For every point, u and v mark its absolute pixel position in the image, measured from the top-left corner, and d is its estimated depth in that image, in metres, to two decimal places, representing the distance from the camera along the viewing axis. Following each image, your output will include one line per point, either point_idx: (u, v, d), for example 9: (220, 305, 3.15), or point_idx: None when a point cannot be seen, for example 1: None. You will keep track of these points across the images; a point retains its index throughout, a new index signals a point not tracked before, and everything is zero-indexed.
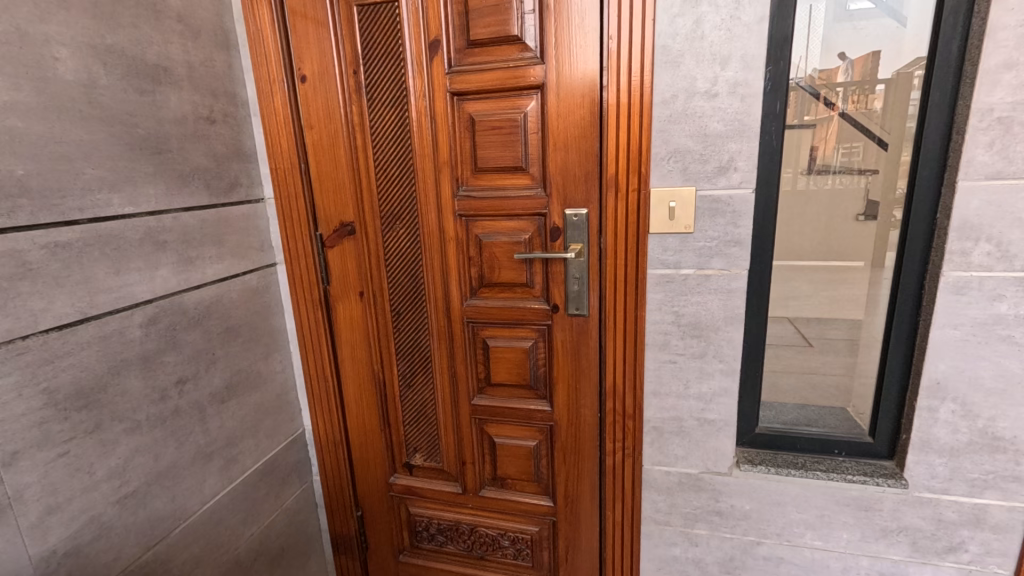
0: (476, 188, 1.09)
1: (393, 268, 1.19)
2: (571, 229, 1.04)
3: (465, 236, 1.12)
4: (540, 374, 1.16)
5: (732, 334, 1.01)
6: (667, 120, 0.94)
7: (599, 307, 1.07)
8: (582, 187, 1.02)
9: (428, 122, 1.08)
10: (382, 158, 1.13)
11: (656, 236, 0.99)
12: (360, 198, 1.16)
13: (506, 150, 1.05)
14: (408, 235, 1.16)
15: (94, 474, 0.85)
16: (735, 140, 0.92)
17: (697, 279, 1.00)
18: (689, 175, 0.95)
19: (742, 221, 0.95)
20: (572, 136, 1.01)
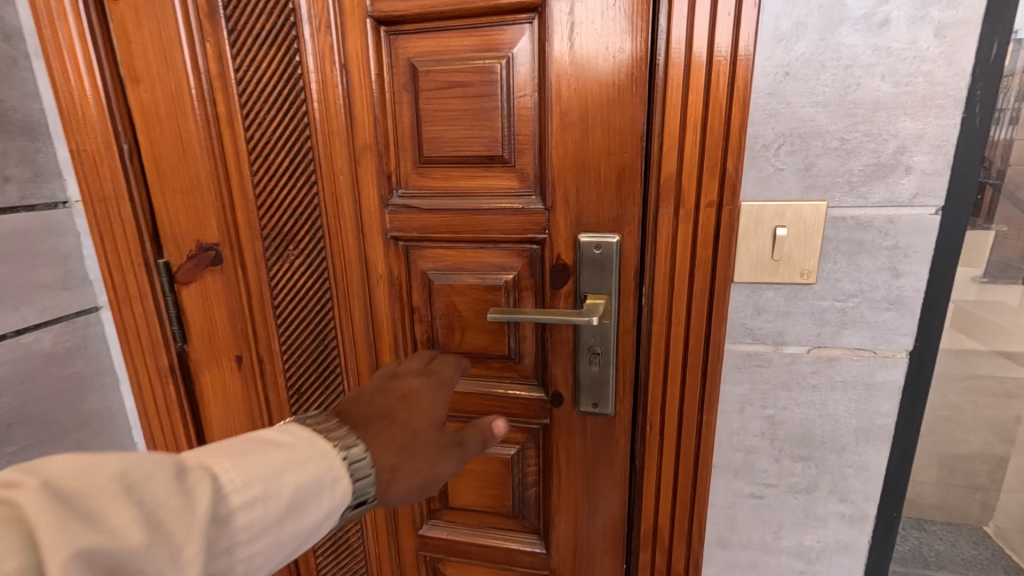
0: (424, 193, 0.63)
1: (288, 321, 0.72)
2: (588, 271, 0.60)
3: (405, 274, 0.66)
4: (527, 498, 0.72)
5: (864, 458, 0.58)
6: (782, 73, 0.49)
7: (633, 400, 0.63)
8: (610, 195, 0.58)
9: (337, 73, 0.60)
10: (260, 136, 0.65)
11: (743, 286, 0.55)
12: (228, 205, 0.69)
13: (472, 126, 0.59)
14: (309, 270, 0.69)
15: None
16: (912, 113, 0.48)
17: (814, 364, 0.56)
18: (814, 178, 0.51)
19: (909, 265, 0.52)
20: (595, 104, 0.56)
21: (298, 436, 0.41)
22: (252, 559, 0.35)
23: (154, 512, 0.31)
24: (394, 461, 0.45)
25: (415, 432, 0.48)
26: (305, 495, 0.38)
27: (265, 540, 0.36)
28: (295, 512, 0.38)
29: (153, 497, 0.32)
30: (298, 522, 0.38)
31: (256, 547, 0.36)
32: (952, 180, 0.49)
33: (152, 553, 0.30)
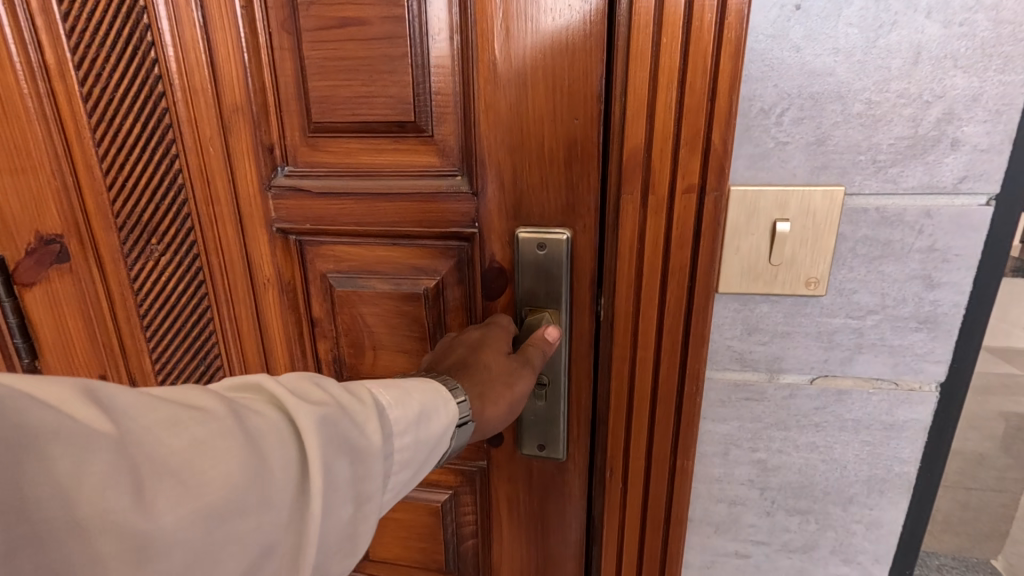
0: (320, 171, 0.50)
1: (158, 332, 0.60)
2: (529, 276, 0.47)
3: (301, 275, 0.54)
4: (465, 551, 0.59)
5: (876, 512, 0.46)
6: (791, 7, 0.36)
7: (589, 440, 0.51)
8: (562, 179, 0.44)
9: (193, 10, 0.47)
10: (102, 94, 0.51)
11: (729, 298, 0.42)
12: (73, 186, 0.55)
13: (375, 82, 0.45)
14: (178, 269, 0.57)
15: None
16: (966, 66, 0.35)
17: (819, 398, 0.44)
18: (828, 156, 0.38)
19: (947, 274, 0.39)
20: (531, 53, 0.42)
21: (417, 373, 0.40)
22: (414, 450, 0.33)
23: (340, 397, 0.31)
24: (480, 390, 0.40)
25: (490, 360, 0.42)
26: (430, 408, 0.35)
27: (416, 439, 0.33)
28: (431, 415, 0.35)
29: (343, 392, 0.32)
30: (437, 426, 0.35)
31: (407, 442, 0.33)
32: (1013, 158, 0.36)
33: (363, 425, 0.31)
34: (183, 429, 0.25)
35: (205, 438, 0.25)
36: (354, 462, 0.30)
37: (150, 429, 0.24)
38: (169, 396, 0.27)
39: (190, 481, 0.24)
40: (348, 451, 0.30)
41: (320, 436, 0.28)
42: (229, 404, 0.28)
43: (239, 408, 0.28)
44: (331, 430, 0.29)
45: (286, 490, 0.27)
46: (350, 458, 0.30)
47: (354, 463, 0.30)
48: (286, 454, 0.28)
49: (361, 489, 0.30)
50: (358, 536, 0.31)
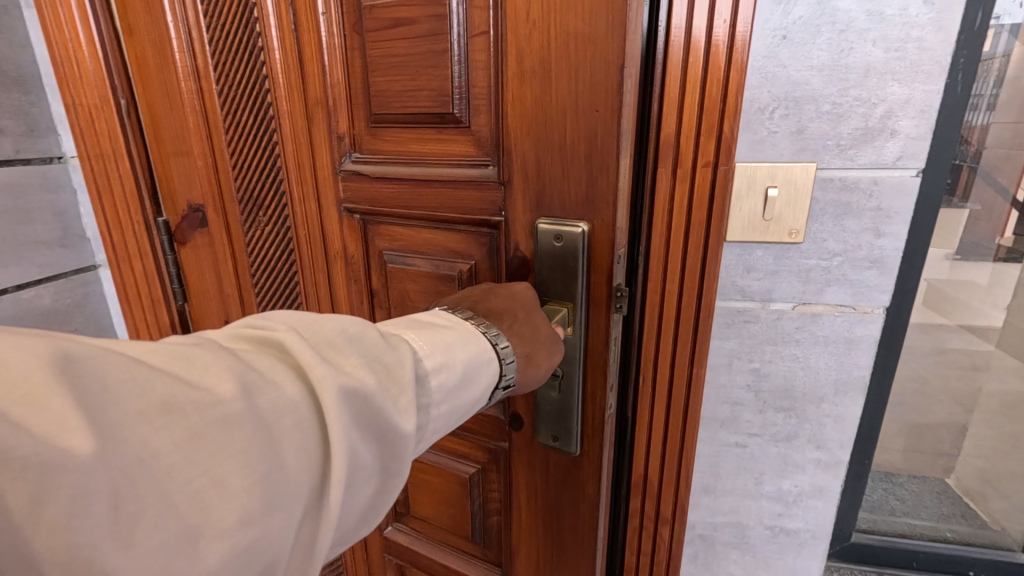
0: (378, 157, 0.61)
1: (266, 288, 0.73)
2: (549, 260, 0.54)
3: (362, 251, 0.66)
4: (489, 519, 0.73)
5: (842, 408, 0.62)
6: (779, 37, 0.51)
7: (594, 430, 0.59)
8: (580, 173, 0.50)
9: (288, 19, 0.59)
10: (227, 90, 0.65)
11: (735, 245, 0.58)
12: (211, 168, 0.69)
13: (420, 77, 0.55)
14: (277, 238, 0.70)
15: None
16: (900, 79, 0.50)
17: (798, 320, 0.60)
18: (806, 141, 0.53)
19: (890, 226, 0.55)
20: (556, 56, 0.48)
21: (450, 320, 0.45)
22: (439, 416, 0.39)
23: (366, 370, 0.34)
24: (528, 353, 0.47)
25: (539, 325, 0.49)
26: (464, 376, 0.41)
27: (448, 407, 0.40)
28: (469, 381, 0.42)
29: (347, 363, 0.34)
30: (474, 390, 0.42)
31: (443, 411, 0.40)
32: (933, 145, 0.53)
33: (381, 396, 0.34)
34: (182, 418, 0.26)
35: (205, 431, 0.27)
36: (383, 436, 0.34)
37: (147, 426, 0.25)
38: (173, 368, 0.28)
39: (205, 475, 0.26)
40: (373, 426, 0.34)
41: (336, 412, 0.31)
42: (238, 383, 0.29)
43: (248, 387, 0.29)
44: (358, 407, 0.33)
45: (303, 469, 0.31)
46: (381, 431, 0.34)
47: (379, 437, 0.34)
48: (307, 431, 0.31)
49: (383, 458, 0.35)
50: (381, 496, 0.36)
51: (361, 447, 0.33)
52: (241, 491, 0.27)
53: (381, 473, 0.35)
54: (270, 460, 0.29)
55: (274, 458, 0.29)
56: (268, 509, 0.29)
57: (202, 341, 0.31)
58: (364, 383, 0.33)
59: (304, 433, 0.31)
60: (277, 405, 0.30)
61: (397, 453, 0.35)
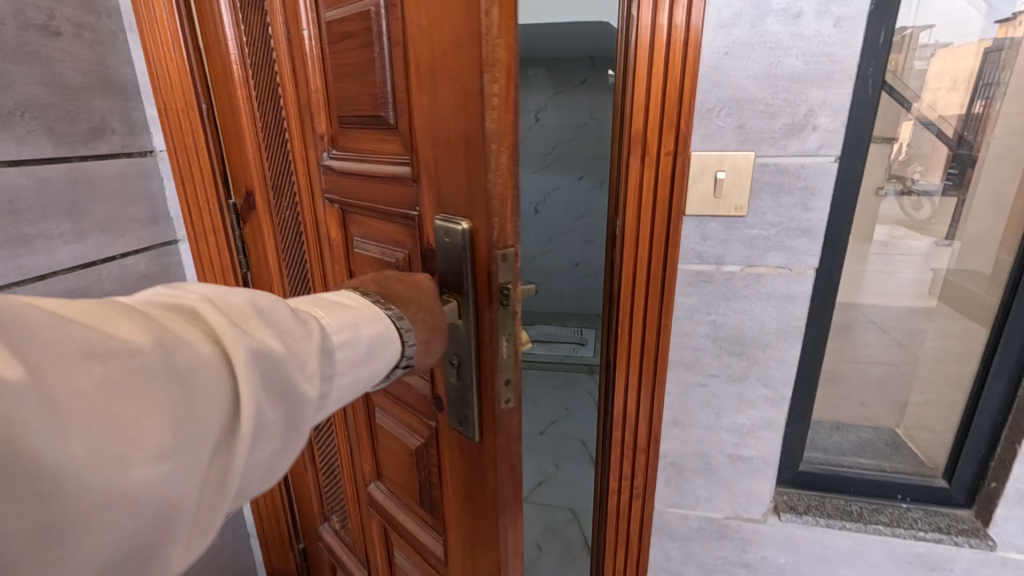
0: (345, 156, 0.64)
1: (293, 264, 0.87)
2: (442, 260, 0.50)
3: (342, 237, 0.71)
4: (434, 498, 0.68)
5: (784, 352, 0.76)
6: (723, 53, 0.65)
7: (493, 426, 0.52)
8: (462, 176, 0.46)
9: (286, 36, 0.66)
10: (264, 99, 0.77)
11: (693, 219, 0.72)
12: (259, 162, 0.83)
13: (364, 82, 0.56)
14: (293, 222, 0.82)
15: None
16: (819, 84, 0.64)
17: (745, 279, 0.74)
18: (747, 134, 0.67)
19: (816, 202, 0.69)
20: (437, 51, 0.44)
21: (357, 302, 0.46)
22: (343, 388, 0.41)
23: (275, 335, 0.35)
24: (427, 337, 0.48)
25: (437, 317, 0.48)
26: (365, 354, 0.43)
27: (355, 376, 0.42)
28: (371, 356, 0.44)
29: (258, 329, 0.34)
30: (374, 365, 0.44)
31: (344, 383, 0.41)
32: (849, 139, 0.67)
33: (290, 361, 0.35)
34: (101, 362, 0.26)
35: (123, 375, 0.27)
36: (289, 398, 0.35)
37: (68, 367, 0.25)
38: (90, 319, 0.28)
39: (120, 418, 0.26)
40: (279, 386, 0.35)
41: (247, 369, 0.32)
42: (156, 336, 0.29)
43: (166, 340, 0.29)
44: (267, 363, 0.34)
45: (215, 422, 0.30)
46: (289, 390, 0.35)
47: (284, 397, 0.35)
48: (222, 385, 0.31)
49: (288, 420, 0.35)
50: (281, 461, 0.36)
51: (269, 405, 0.34)
52: (156, 432, 0.27)
53: (286, 432, 0.36)
54: (185, 404, 0.29)
55: (191, 407, 0.29)
56: (186, 447, 0.29)
57: (111, 301, 0.30)
58: (274, 343, 0.34)
59: (218, 387, 0.31)
60: (194, 359, 0.30)
61: (301, 413, 0.36)
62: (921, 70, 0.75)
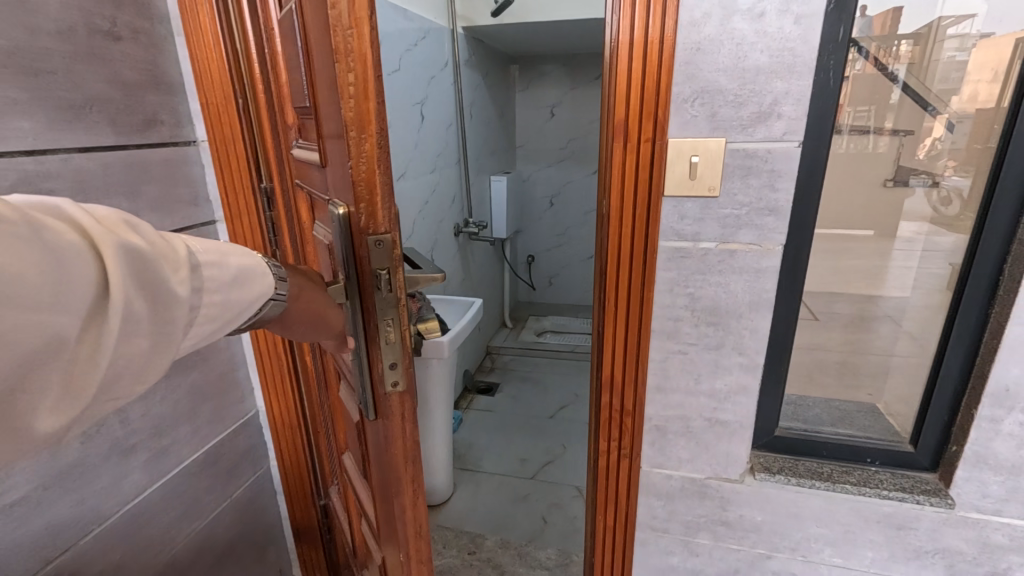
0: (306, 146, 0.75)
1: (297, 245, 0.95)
2: (337, 246, 0.61)
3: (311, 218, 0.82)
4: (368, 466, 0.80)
5: (756, 323, 0.84)
6: (694, 49, 0.73)
7: (385, 404, 0.64)
8: (341, 159, 0.57)
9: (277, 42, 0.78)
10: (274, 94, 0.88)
11: (671, 199, 0.80)
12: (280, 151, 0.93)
13: (300, 87, 0.68)
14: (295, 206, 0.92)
15: (9, 491, 0.73)
16: (782, 77, 0.71)
17: (719, 255, 0.81)
18: (719, 122, 0.75)
19: (782, 183, 0.76)
20: (322, 58, 0.55)
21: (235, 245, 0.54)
22: (217, 306, 0.50)
23: (147, 242, 0.43)
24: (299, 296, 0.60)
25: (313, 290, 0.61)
26: (235, 280, 0.51)
27: (226, 296, 0.51)
28: (243, 282, 0.52)
29: (134, 235, 0.43)
30: (246, 291, 0.52)
31: (217, 300, 0.50)
32: (812, 126, 0.74)
33: (160, 266, 0.44)
34: None
35: (4, 242, 0.35)
36: (160, 296, 0.44)
37: None
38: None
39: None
40: (153, 285, 0.43)
41: (116, 262, 0.40)
42: (32, 220, 0.37)
43: (39, 226, 0.37)
44: (137, 262, 0.42)
45: (84, 297, 0.39)
46: (158, 292, 0.44)
47: (156, 295, 0.44)
48: (92, 270, 0.40)
49: (161, 315, 0.44)
50: (157, 351, 0.45)
51: (140, 298, 0.42)
52: (29, 292, 0.36)
53: (159, 328, 0.45)
54: (60, 273, 0.38)
55: (64, 280, 0.38)
56: (56, 308, 0.37)
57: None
58: (145, 246, 0.42)
59: (89, 272, 0.39)
60: (68, 245, 0.38)
61: (172, 313, 0.45)
62: (962, 62, 0.81)
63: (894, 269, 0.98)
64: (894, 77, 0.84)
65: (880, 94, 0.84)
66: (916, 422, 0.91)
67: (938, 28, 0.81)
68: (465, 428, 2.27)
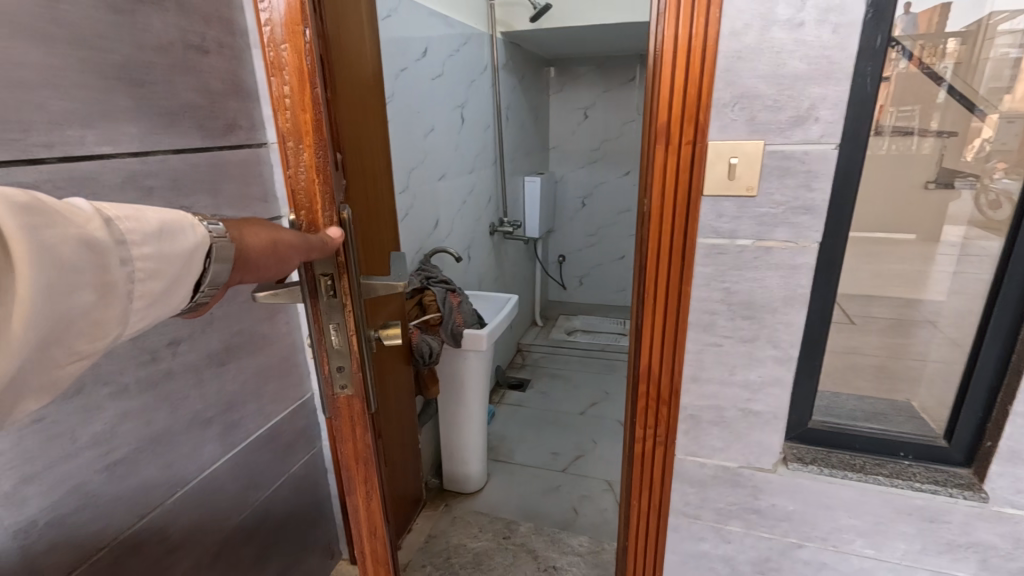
0: None
1: None
2: None
3: None
4: None
5: (791, 317, 0.87)
6: (734, 58, 0.77)
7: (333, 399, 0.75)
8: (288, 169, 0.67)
9: None
10: None
11: (709, 199, 0.84)
12: None
13: None
14: None
15: (111, 452, 0.83)
16: (819, 83, 0.75)
17: (756, 252, 0.85)
18: (758, 126, 0.79)
19: (818, 183, 0.80)
20: None
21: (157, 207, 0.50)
22: (156, 260, 0.46)
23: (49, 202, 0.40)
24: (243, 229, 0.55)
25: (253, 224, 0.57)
26: (167, 233, 0.47)
27: (164, 249, 0.46)
28: (179, 233, 0.48)
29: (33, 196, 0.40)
30: (183, 241, 0.48)
31: (156, 253, 0.46)
32: (849, 130, 0.78)
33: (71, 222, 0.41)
34: None
35: None
36: (78, 251, 0.41)
37: None
38: None
39: None
40: (69, 240, 0.40)
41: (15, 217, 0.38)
42: None
43: None
44: (42, 219, 0.39)
45: None
46: (78, 244, 0.41)
47: (75, 251, 0.41)
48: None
49: (85, 272, 0.41)
50: (95, 309, 0.42)
51: (57, 253, 0.39)
52: None
53: (94, 285, 0.42)
54: None
55: None
56: None
57: None
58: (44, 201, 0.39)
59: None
60: None
61: (95, 264, 0.42)
62: (1015, 60, 0.84)
63: (935, 273, 1.01)
64: (940, 77, 0.87)
65: (925, 94, 0.87)
66: (951, 418, 0.93)
67: (989, 26, 0.84)
68: (498, 421, 2.33)
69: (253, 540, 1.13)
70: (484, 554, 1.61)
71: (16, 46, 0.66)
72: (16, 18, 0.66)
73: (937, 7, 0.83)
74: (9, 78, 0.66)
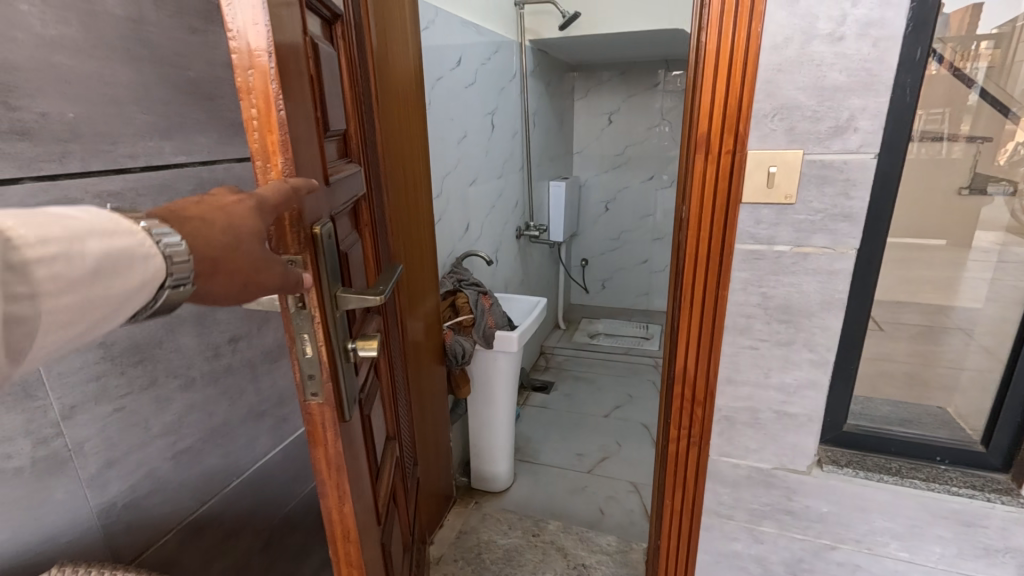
0: None
1: None
2: None
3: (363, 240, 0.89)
4: None
5: (828, 321, 0.89)
6: (774, 71, 0.80)
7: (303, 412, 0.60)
8: None
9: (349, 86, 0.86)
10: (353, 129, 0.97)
11: (748, 206, 0.87)
12: None
13: None
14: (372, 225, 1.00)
15: (179, 440, 0.89)
16: (859, 94, 0.78)
17: (794, 257, 0.88)
18: (798, 135, 0.82)
19: (857, 191, 0.82)
20: None
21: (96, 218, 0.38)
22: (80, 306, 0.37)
23: None
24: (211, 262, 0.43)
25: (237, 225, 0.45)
26: (115, 264, 0.38)
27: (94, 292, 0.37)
28: (119, 272, 0.38)
29: None
30: (120, 283, 0.38)
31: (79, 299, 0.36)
32: (887, 139, 0.80)
33: None
34: None
35: None
36: None
37: None
38: None
39: None
40: None
41: None
42: None
43: None
44: None
45: None
46: None
47: None
48: None
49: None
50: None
51: None
52: None
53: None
54: None
55: None
56: None
57: None
58: None
59: None
60: None
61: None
62: None
63: (968, 278, 1.05)
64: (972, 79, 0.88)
65: (958, 97, 0.88)
66: (988, 420, 0.94)
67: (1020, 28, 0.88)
68: (524, 423, 2.37)
69: (299, 529, 1.18)
70: (514, 550, 1.64)
71: (111, 67, 0.72)
72: (110, 42, 0.72)
73: (967, 8, 0.83)
74: (103, 96, 0.72)
